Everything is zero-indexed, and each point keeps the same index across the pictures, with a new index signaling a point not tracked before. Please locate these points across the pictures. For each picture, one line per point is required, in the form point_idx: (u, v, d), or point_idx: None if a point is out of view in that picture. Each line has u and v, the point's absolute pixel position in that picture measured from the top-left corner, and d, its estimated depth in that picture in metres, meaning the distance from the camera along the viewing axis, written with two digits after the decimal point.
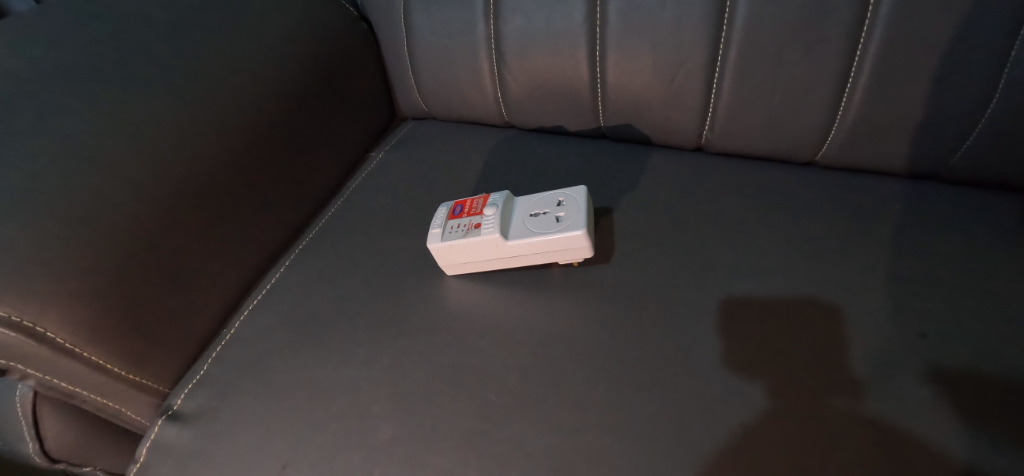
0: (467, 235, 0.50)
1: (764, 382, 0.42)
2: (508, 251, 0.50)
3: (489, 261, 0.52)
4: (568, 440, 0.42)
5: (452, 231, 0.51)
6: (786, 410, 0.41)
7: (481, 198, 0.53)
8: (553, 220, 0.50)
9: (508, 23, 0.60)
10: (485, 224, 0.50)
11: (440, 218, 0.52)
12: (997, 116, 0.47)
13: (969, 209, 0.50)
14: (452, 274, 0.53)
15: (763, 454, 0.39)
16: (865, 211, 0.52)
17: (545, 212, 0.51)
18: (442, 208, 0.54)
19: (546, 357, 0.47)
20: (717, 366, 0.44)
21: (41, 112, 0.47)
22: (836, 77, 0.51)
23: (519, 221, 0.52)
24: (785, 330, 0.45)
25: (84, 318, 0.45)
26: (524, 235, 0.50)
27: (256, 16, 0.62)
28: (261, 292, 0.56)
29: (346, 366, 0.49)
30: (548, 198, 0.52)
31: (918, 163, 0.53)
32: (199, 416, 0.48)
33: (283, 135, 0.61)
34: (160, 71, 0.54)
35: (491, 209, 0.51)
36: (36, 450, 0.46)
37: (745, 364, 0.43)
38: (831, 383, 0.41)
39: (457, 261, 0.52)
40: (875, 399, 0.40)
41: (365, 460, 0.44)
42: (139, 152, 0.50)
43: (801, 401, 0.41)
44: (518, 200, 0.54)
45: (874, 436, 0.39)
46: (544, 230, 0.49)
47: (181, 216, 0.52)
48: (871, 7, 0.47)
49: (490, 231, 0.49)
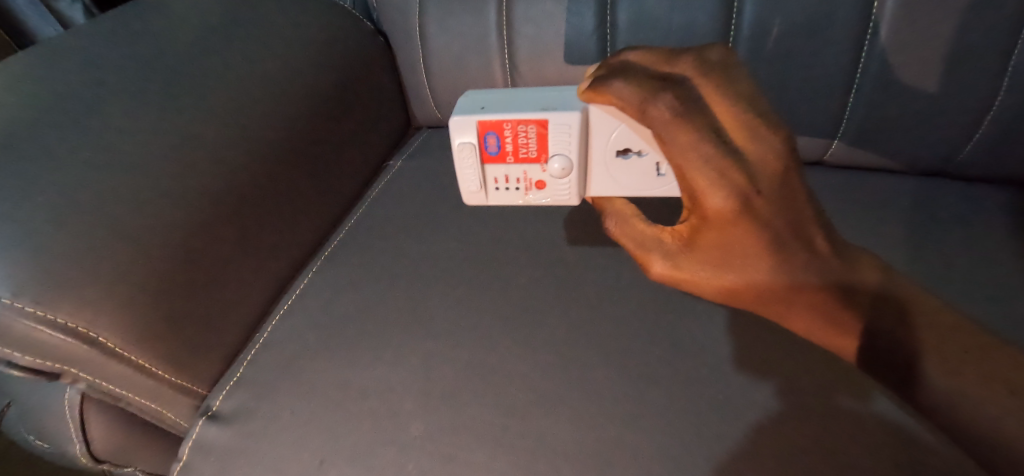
0: (530, 194, 0.51)
1: (706, 202, 0.41)
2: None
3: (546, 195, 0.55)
4: (594, 434, 0.46)
5: (510, 187, 0.50)
6: (749, 277, 0.43)
7: (530, 137, 0.47)
8: (653, 169, 0.48)
9: (521, 34, 0.63)
10: (557, 184, 0.49)
11: (480, 164, 0.49)
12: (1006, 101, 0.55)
13: (963, 213, 0.58)
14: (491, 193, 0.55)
15: (661, 258, 0.45)
16: (868, 220, 0.59)
17: (636, 151, 0.47)
18: (466, 149, 0.48)
19: (567, 358, 0.50)
20: (674, 161, 0.42)
21: (86, 130, 0.50)
22: (845, 79, 0.59)
23: (603, 163, 0.48)
24: (757, 151, 0.40)
25: (132, 324, 0.47)
26: (609, 189, 0.50)
27: (280, 31, 0.65)
28: (291, 297, 0.58)
29: (376, 366, 0.51)
30: (645, 134, 0.46)
31: (922, 160, 0.62)
32: (237, 416, 0.51)
33: (308, 146, 0.63)
34: (191, 86, 0.57)
35: (557, 168, 0.48)
36: (84, 451, 0.50)
37: (709, 173, 0.40)
38: (780, 229, 0.42)
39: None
40: (804, 249, 0.43)
41: (399, 455, 0.47)
42: (179, 165, 0.53)
43: (732, 237, 0.42)
44: (593, 127, 0.47)
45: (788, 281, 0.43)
46: (639, 185, 0.49)
47: (217, 227, 0.54)
48: (876, 12, 0.55)
49: (566, 197, 0.50)
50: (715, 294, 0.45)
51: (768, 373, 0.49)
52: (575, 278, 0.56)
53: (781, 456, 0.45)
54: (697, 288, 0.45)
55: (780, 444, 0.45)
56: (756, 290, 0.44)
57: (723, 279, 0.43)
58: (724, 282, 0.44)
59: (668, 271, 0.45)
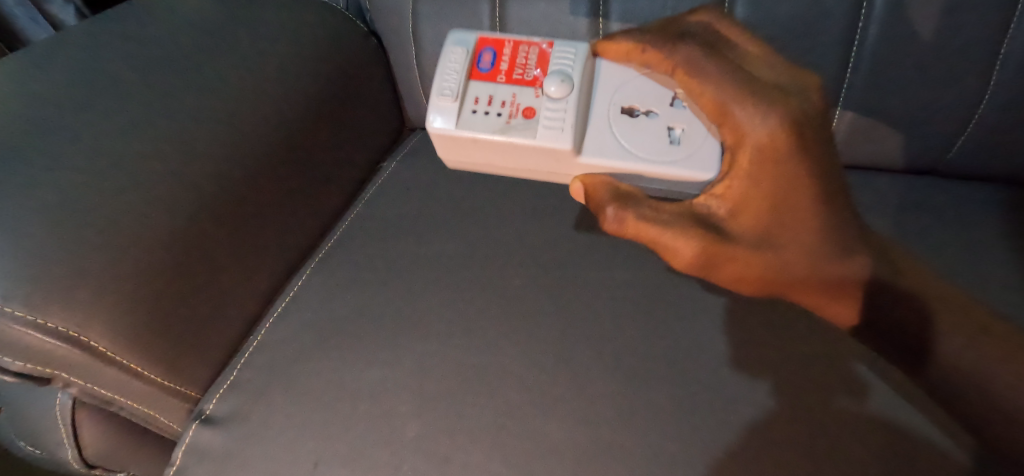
0: (512, 123, 0.48)
1: (755, 132, 0.44)
2: (568, 169, 0.50)
3: (522, 161, 0.51)
4: (589, 433, 0.46)
5: (493, 110, 0.49)
6: (787, 225, 0.45)
7: (525, 63, 0.51)
8: (664, 134, 0.48)
9: (514, 34, 0.64)
10: (547, 107, 0.48)
11: (465, 76, 0.50)
12: (996, 96, 0.57)
13: (958, 208, 0.60)
14: (448, 164, 0.56)
15: (699, 230, 0.44)
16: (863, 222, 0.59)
17: (645, 112, 0.49)
18: (459, 51, 0.51)
19: (562, 358, 0.50)
20: (709, 94, 0.46)
21: (75, 133, 0.50)
22: (834, 80, 0.60)
23: (607, 117, 0.49)
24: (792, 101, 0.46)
25: (122, 328, 0.47)
26: (613, 152, 0.48)
27: (272, 32, 0.65)
28: (284, 300, 0.58)
29: (371, 368, 0.51)
30: (654, 92, 0.50)
31: (916, 158, 0.63)
32: (230, 420, 0.50)
33: (300, 149, 0.63)
34: (181, 88, 0.56)
35: (551, 90, 0.48)
36: (76, 457, 0.50)
37: (753, 102, 0.44)
38: (813, 173, 0.45)
39: (461, 152, 0.53)
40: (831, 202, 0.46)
41: (393, 457, 0.47)
42: (170, 167, 0.52)
43: (778, 172, 0.44)
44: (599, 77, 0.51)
45: (820, 222, 0.46)
46: (645, 152, 0.48)
47: (210, 229, 0.54)
48: (865, 9, 0.56)
49: (560, 139, 0.47)
50: (751, 259, 0.46)
51: (763, 373, 0.49)
52: (570, 278, 0.56)
53: (775, 455, 0.45)
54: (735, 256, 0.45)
55: (775, 443, 0.45)
56: (792, 238, 0.46)
57: (764, 231, 0.45)
58: (764, 236, 0.45)
59: (708, 242, 0.44)
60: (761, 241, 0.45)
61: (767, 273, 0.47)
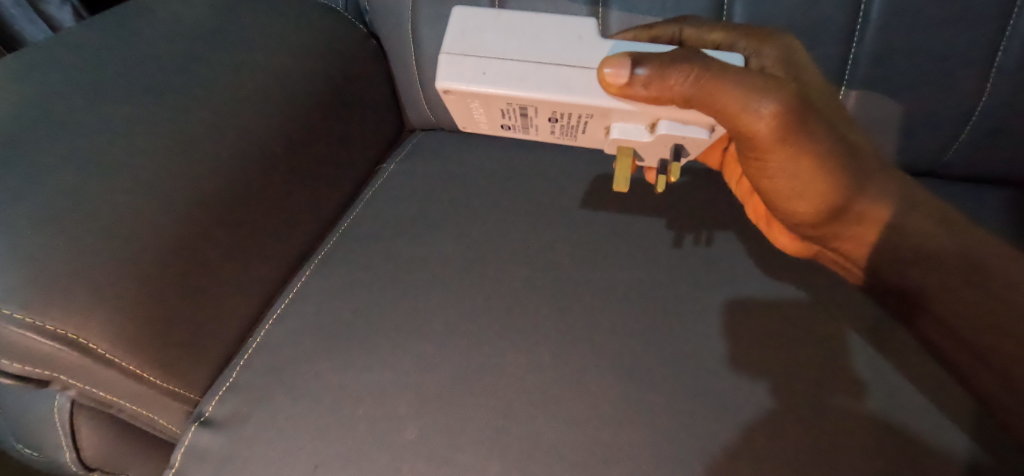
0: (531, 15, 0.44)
1: (772, 54, 0.46)
2: (600, 52, 0.42)
3: (541, 47, 0.42)
4: (588, 435, 0.46)
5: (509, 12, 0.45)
6: (830, 123, 0.45)
7: None
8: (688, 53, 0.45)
9: None
10: None
11: None
12: (993, 100, 0.57)
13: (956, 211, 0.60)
14: (446, 83, 0.42)
15: (773, 93, 0.41)
16: None
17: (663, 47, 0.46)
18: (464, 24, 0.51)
19: (561, 360, 0.50)
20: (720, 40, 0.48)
21: (72, 135, 0.50)
22: (834, 78, 0.59)
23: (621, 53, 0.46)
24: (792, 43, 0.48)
25: (122, 331, 0.47)
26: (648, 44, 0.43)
27: (270, 33, 0.64)
28: (283, 302, 0.58)
29: (372, 369, 0.51)
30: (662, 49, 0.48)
31: (916, 162, 0.63)
32: (229, 422, 0.50)
33: (299, 149, 0.63)
34: (179, 89, 0.56)
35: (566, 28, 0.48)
36: (74, 460, 0.49)
37: (761, 36, 0.47)
38: (829, 92, 0.48)
39: (474, 39, 0.43)
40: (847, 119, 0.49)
41: (394, 459, 0.47)
42: (168, 168, 0.52)
43: (805, 78, 0.46)
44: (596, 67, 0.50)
45: (847, 133, 0.47)
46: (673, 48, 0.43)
47: (209, 230, 0.53)
48: (864, 8, 0.55)
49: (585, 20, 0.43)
50: (808, 138, 0.44)
51: (763, 374, 0.49)
52: (571, 280, 0.56)
53: (775, 457, 0.45)
54: (798, 131, 0.43)
55: (775, 443, 0.46)
56: (835, 135, 0.46)
57: (818, 118, 0.44)
58: (819, 123, 0.44)
59: (780, 106, 0.41)
60: (818, 128, 0.44)
61: (819, 164, 0.45)
